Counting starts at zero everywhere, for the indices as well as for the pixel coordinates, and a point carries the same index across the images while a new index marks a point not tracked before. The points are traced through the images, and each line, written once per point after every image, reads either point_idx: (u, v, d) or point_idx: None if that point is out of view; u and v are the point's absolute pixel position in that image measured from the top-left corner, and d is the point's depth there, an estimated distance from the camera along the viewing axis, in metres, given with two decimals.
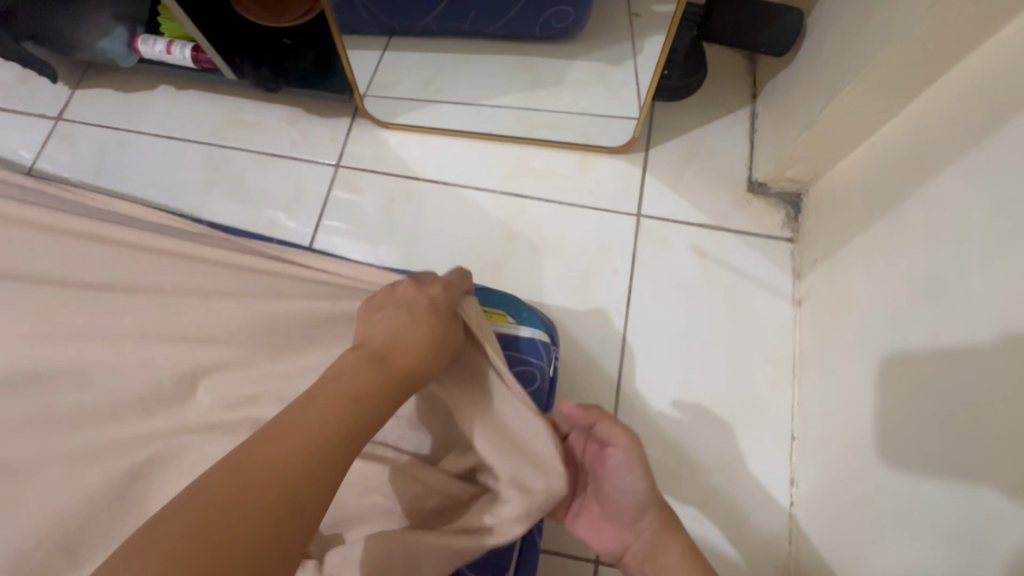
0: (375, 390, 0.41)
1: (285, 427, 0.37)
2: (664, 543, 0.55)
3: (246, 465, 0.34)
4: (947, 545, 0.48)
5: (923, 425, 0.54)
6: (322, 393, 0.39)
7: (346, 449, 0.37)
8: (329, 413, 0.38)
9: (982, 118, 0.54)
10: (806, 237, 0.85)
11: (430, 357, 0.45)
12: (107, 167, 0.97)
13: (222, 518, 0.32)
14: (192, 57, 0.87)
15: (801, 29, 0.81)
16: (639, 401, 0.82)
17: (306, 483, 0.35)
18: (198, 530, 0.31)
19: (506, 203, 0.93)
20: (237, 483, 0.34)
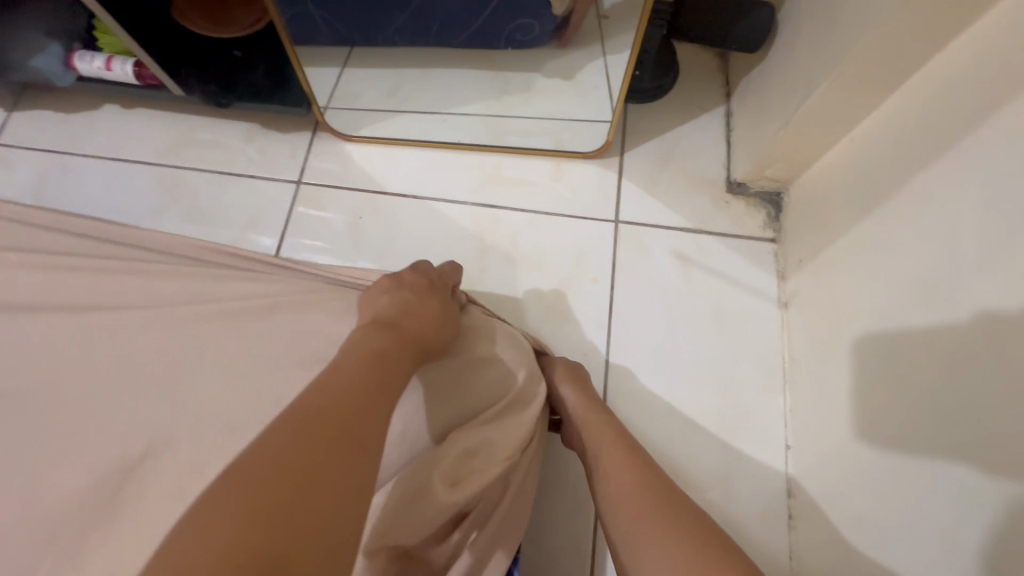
0: (396, 351, 0.48)
1: (336, 379, 0.42)
2: (597, 424, 0.62)
3: (306, 416, 0.38)
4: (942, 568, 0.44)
5: (912, 428, 0.51)
6: (353, 357, 0.45)
7: (386, 398, 0.43)
8: (366, 370, 0.44)
9: (964, 106, 0.51)
10: (788, 236, 0.83)
11: (436, 324, 0.54)
12: (48, 192, 0.90)
13: (300, 458, 0.36)
14: (134, 72, 0.81)
15: (772, 25, 0.79)
16: (625, 415, 0.78)
17: (363, 423, 0.40)
18: (281, 471, 0.34)
19: (477, 214, 0.89)
20: (305, 428, 0.37)
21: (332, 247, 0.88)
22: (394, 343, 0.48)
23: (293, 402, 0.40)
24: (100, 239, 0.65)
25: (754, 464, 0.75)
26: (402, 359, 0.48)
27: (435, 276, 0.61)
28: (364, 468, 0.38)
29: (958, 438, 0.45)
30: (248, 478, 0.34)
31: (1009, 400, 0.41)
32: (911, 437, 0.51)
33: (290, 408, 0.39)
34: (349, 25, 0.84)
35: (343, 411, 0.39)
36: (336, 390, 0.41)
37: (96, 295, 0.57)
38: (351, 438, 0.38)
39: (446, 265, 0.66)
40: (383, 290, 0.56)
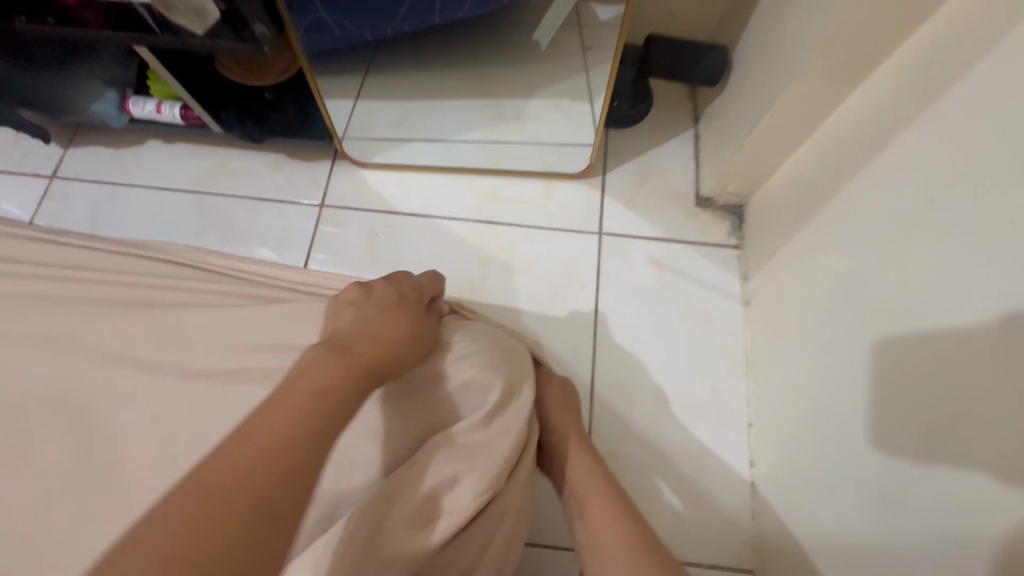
0: (336, 388, 0.43)
1: (254, 428, 0.38)
2: (579, 457, 0.63)
3: (211, 480, 0.36)
4: (874, 504, 0.57)
5: (853, 400, 0.63)
6: (277, 404, 0.40)
7: (311, 455, 0.39)
8: (289, 423, 0.39)
9: (874, 138, 0.64)
10: (748, 243, 0.95)
11: (396, 347, 0.49)
12: (102, 220, 1.02)
13: (196, 527, 0.34)
14: (181, 114, 0.94)
15: (727, 64, 0.94)
16: (612, 402, 0.90)
17: (272, 484, 0.37)
18: (174, 543, 0.33)
19: (479, 230, 1.01)
20: (207, 491, 0.35)
21: (352, 262, 1.00)
22: (332, 378, 0.43)
23: (203, 460, 0.37)
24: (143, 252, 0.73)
25: (724, 440, 0.87)
26: (343, 400, 0.43)
27: (409, 287, 0.56)
28: (275, 532, 0.36)
29: (881, 401, 0.57)
30: (144, 549, 0.33)
31: (913, 370, 0.53)
32: (852, 405, 0.63)
33: (193, 472, 0.36)
34: (366, 55, 0.93)
35: (253, 475, 0.36)
36: (245, 450, 0.37)
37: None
38: (254, 508, 0.36)
39: (426, 277, 0.64)
40: (350, 301, 0.52)
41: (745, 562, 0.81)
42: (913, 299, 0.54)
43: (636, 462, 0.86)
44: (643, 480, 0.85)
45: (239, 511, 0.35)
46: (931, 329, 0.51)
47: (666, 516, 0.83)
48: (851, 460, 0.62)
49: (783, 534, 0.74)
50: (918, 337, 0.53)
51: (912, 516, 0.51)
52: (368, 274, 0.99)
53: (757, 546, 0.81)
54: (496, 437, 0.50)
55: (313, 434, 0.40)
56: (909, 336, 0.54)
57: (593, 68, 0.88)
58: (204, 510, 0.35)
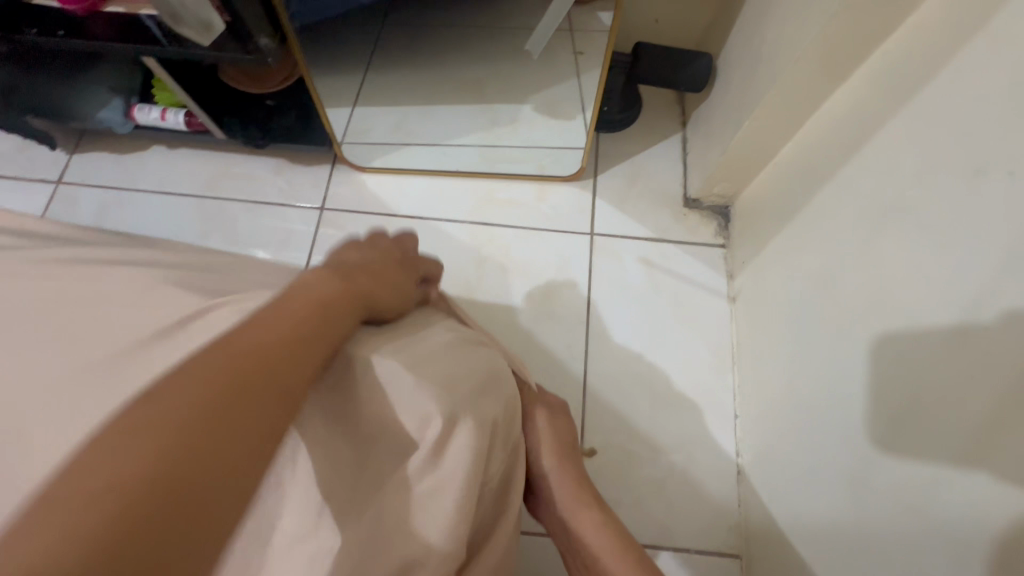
0: (300, 334, 0.42)
1: (236, 336, 0.39)
2: (587, 515, 0.62)
3: (166, 404, 0.34)
4: (854, 488, 0.61)
5: (834, 390, 0.67)
6: (241, 341, 0.39)
7: (271, 403, 0.38)
8: (245, 363, 0.38)
9: (850, 142, 0.68)
10: (734, 242, 0.99)
11: (386, 287, 0.57)
12: (108, 223, 1.05)
13: (190, 414, 0.34)
14: (186, 121, 0.97)
15: (713, 70, 0.96)
16: (605, 396, 0.93)
17: (265, 379, 0.38)
18: (165, 428, 0.33)
19: (475, 231, 1.05)
20: (194, 386, 0.35)
21: None
22: (298, 324, 0.42)
23: (158, 384, 0.35)
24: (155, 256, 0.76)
25: (711, 432, 0.91)
26: (311, 344, 0.42)
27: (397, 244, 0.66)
28: (267, 420, 0.37)
29: (864, 391, 0.61)
30: (82, 464, 0.31)
31: (891, 362, 0.57)
32: (833, 396, 0.67)
33: (148, 393, 0.34)
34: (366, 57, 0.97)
35: (212, 409, 0.35)
36: (204, 379, 0.36)
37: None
38: (207, 445, 0.34)
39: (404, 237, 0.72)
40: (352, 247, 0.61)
41: (733, 548, 0.85)
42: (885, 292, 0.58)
43: (628, 454, 0.90)
44: (636, 471, 0.89)
45: (188, 442, 0.33)
46: (907, 320, 0.55)
47: (657, 506, 0.87)
48: (832, 447, 0.65)
49: (769, 520, 0.78)
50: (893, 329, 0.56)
51: (891, 499, 0.54)
52: None
53: (745, 533, 0.84)
54: (445, 461, 0.45)
55: (273, 381, 0.39)
56: (884, 328, 0.58)
57: (584, 73, 0.92)
58: (157, 435, 0.32)
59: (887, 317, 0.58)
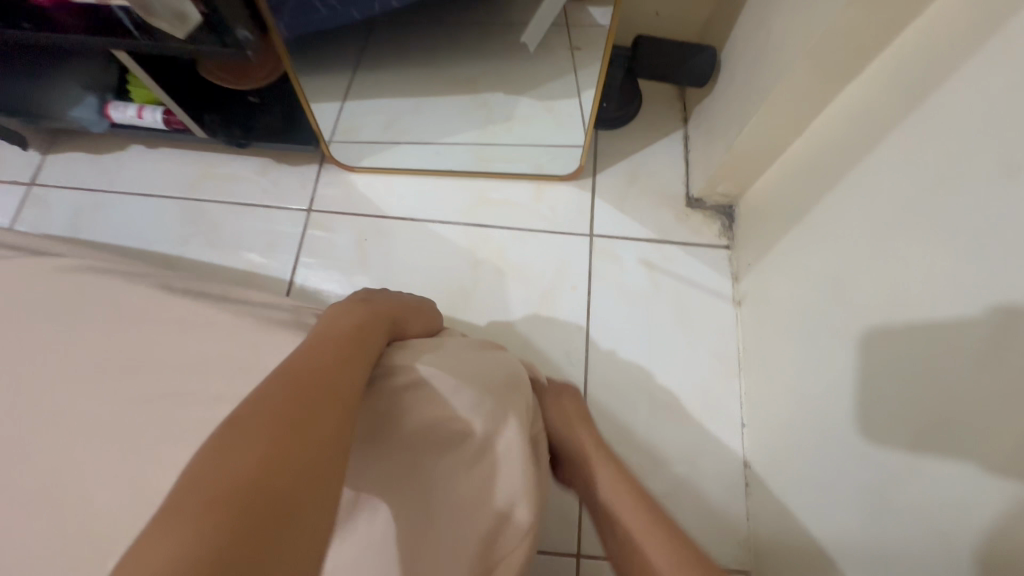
0: (339, 358, 0.46)
1: (299, 361, 0.44)
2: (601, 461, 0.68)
3: (240, 434, 0.36)
4: (867, 507, 0.57)
5: (841, 400, 0.63)
6: (289, 371, 0.42)
7: (332, 414, 0.40)
8: (302, 382, 0.41)
9: (862, 139, 0.64)
10: (739, 243, 0.95)
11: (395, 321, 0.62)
12: (84, 226, 1.00)
13: (287, 425, 0.37)
14: (163, 119, 0.92)
15: (715, 64, 0.92)
16: (605, 405, 0.89)
17: (336, 391, 0.42)
18: (272, 439, 0.36)
19: (469, 233, 1.01)
20: (284, 403, 0.39)
21: (341, 269, 0.99)
22: (337, 347, 0.48)
23: (233, 417, 0.38)
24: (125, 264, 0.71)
25: (716, 442, 0.87)
26: (353, 358, 0.48)
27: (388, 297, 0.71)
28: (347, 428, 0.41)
29: (871, 400, 0.58)
30: (190, 503, 0.32)
31: (902, 373, 0.53)
32: (840, 405, 0.63)
33: (223, 427, 0.37)
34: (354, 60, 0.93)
35: (284, 426, 0.37)
36: (268, 403, 0.38)
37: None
38: (294, 459, 0.36)
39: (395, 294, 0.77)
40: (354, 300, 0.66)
41: (740, 563, 0.81)
42: (902, 298, 0.54)
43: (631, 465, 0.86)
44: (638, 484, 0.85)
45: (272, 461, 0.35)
46: (915, 329, 0.51)
47: None
48: (844, 462, 0.61)
49: (777, 536, 0.74)
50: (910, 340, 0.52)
51: (906, 520, 0.51)
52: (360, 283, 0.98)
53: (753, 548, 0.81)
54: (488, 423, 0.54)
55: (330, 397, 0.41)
56: (900, 336, 0.54)
57: (581, 69, 0.86)
58: (243, 460, 0.34)
59: (900, 326, 0.54)
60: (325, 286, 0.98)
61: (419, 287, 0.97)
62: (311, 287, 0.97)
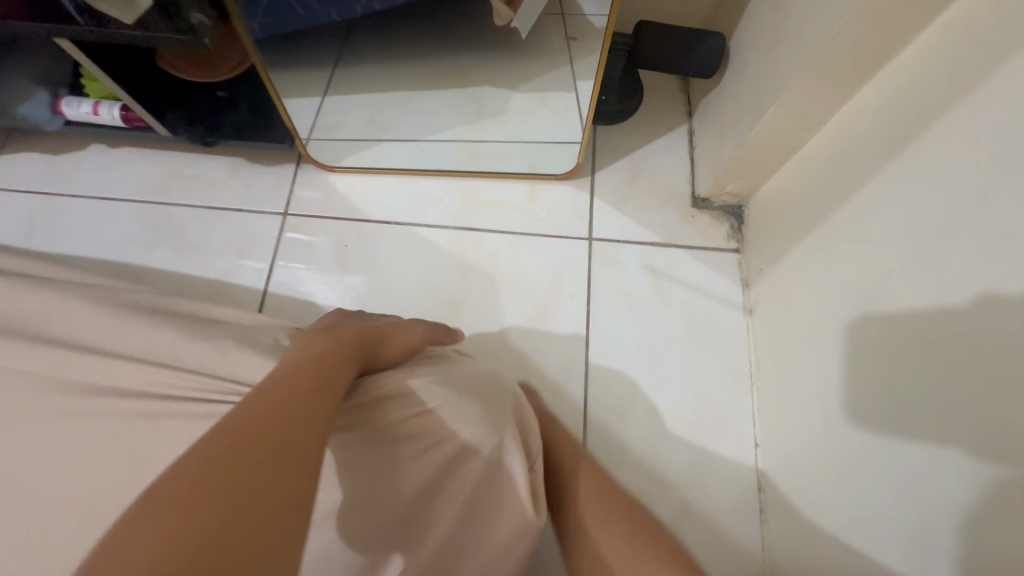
0: (297, 397, 0.42)
1: (254, 399, 0.41)
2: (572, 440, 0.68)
3: (165, 500, 0.32)
4: (903, 552, 0.50)
5: (873, 426, 0.56)
6: (236, 420, 0.38)
7: (284, 472, 0.36)
8: (246, 427, 0.37)
9: (895, 134, 0.57)
10: (749, 246, 0.88)
11: (370, 333, 0.59)
12: (40, 233, 0.92)
13: (219, 475, 0.34)
14: (121, 116, 0.84)
15: (724, 52, 0.85)
16: (607, 423, 0.82)
17: (289, 429, 0.39)
18: (196, 496, 0.33)
19: (458, 237, 0.93)
20: (221, 450, 0.35)
21: (321, 276, 0.91)
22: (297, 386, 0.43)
23: (162, 479, 0.33)
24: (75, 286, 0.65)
25: (726, 462, 0.80)
26: (318, 398, 0.43)
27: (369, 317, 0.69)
28: (298, 470, 0.37)
29: (908, 429, 0.51)
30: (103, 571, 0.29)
31: (949, 403, 0.46)
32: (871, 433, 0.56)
33: (153, 492, 0.33)
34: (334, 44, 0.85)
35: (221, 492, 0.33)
36: (206, 463, 0.34)
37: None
38: (228, 532, 0.32)
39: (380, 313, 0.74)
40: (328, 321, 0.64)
41: None
42: (948, 317, 0.47)
43: (635, 490, 0.79)
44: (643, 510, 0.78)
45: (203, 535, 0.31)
46: (975, 351, 0.44)
47: None
48: (873, 498, 0.54)
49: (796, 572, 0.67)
50: (961, 368, 0.45)
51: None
52: (341, 293, 0.90)
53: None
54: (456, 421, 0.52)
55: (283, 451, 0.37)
56: (946, 362, 0.47)
57: (578, 61, 0.79)
58: (164, 536, 0.31)
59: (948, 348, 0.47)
60: (302, 294, 0.90)
61: (404, 296, 0.90)
62: (293, 284, 0.90)
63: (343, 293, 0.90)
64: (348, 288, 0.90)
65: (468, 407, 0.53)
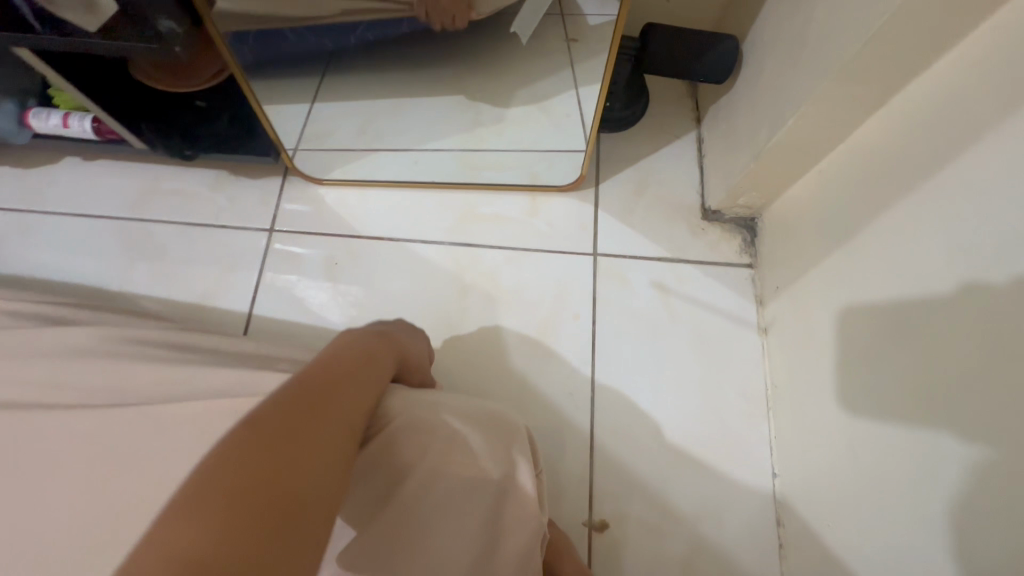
0: (348, 379, 0.45)
1: (311, 373, 0.44)
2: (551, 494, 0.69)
3: (243, 443, 0.35)
4: None
5: (910, 467, 0.51)
6: (296, 391, 0.41)
7: (337, 439, 0.40)
8: (309, 395, 0.41)
9: (933, 149, 0.52)
10: (764, 261, 0.83)
11: (404, 342, 0.61)
12: (9, 253, 0.88)
13: (289, 431, 0.37)
14: (93, 128, 0.80)
15: (737, 56, 0.80)
16: (615, 452, 0.77)
17: (341, 402, 0.43)
18: (272, 443, 0.36)
19: (455, 253, 0.88)
20: (288, 409, 0.39)
21: (309, 294, 0.86)
22: (350, 367, 0.47)
23: (250, 414, 0.37)
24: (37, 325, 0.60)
25: (742, 494, 0.75)
26: (363, 385, 0.47)
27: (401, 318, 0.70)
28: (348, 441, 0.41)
29: (954, 475, 0.46)
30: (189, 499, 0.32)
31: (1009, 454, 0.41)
32: (907, 474, 0.51)
33: (239, 424, 0.36)
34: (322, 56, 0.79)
35: (290, 441, 0.37)
36: (281, 409, 0.38)
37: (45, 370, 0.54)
38: (296, 477, 0.35)
39: None
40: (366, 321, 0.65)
41: None
42: (1008, 359, 0.42)
43: (645, 523, 0.74)
44: (653, 546, 0.73)
45: (273, 473, 0.35)
46: None
47: None
48: (914, 549, 0.50)
49: None
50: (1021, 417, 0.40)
51: None
52: (331, 313, 0.85)
53: None
54: (473, 436, 0.53)
55: (338, 423, 0.41)
56: (1003, 409, 0.42)
57: (579, 65, 0.74)
58: (237, 475, 0.33)
59: (1005, 393, 0.42)
60: (288, 313, 0.85)
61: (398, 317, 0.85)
62: (291, 291, 0.86)
63: (345, 301, 0.86)
64: (346, 297, 0.86)
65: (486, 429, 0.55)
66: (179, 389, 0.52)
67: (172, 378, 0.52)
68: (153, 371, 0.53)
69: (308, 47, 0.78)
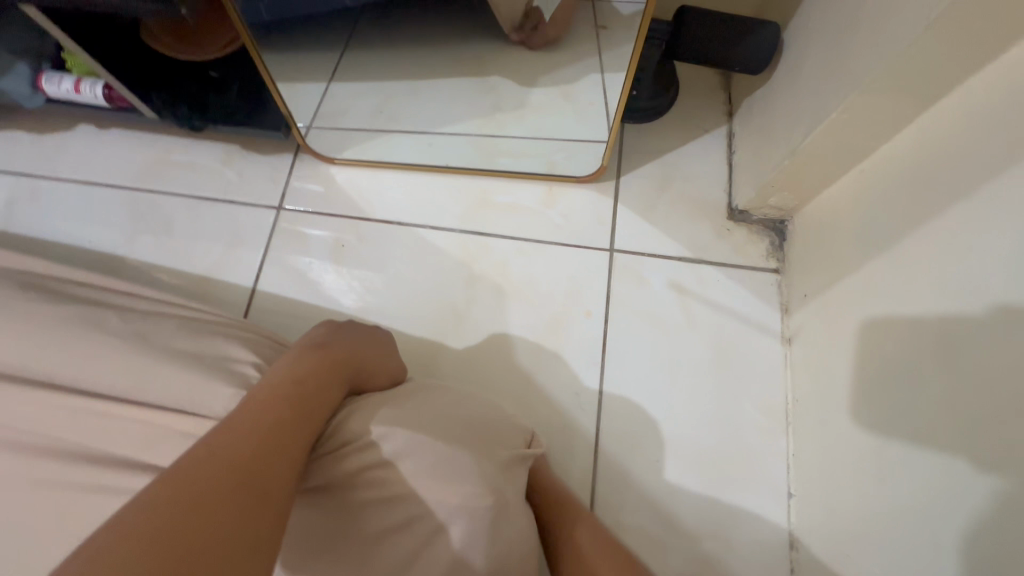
0: (277, 427, 0.41)
1: (233, 428, 0.39)
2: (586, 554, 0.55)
3: (148, 522, 0.30)
4: None
5: (935, 501, 0.47)
6: (213, 450, 0.36)
7: (260, 498, 0.35)
8: (228, 454, 0.36)
9: (991, 152, 0.47)
10: (792, 267, 0.78)
11: (356, 358, 0.57)
12: (17, 217, 0.88)
13: (200, 499, 0.32)
14: (104, 95, 0.80)
15: (777, 45, 0.75)
16: (621, 459, 0.74)
17: (269, 455, 0.38)
18: (184, 514, 0.31)
19: (465, 242, 0.85)
20: (203, 474, 0.34)
21: (315, 276, 0.84)
22: (280, 401, 0.44)
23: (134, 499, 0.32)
24: (34, 282, 0.59)
25: (753, 514, 0.71)
26: (296, 431, 0.42)
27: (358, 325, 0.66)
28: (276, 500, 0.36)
29: (993, 510, 0.41)
30: None
31: None
32: (932, 508, 0.47)
33: (144, 500, 0.32)
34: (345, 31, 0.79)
35: (188, 516, 0.31)
36: (198, 468, 0.34)
37: (31, 334, 0.52)
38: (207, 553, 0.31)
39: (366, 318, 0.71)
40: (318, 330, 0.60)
41: None
42: None
43: (648, 537, 0.70)
44: (656, 561, 0.69)
45: (187, 543, 0.30)
46: None
47: None
48: None
49: None
50: None
51: None
52: (334, 297, 0.82)
53: None
54: (438, 462, 0.47)
55: (255, 478, 0.36)
56: None
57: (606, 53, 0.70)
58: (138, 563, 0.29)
59: None
60: (292, 294, 0.83)
61: (403, 306, 0.82)
62: (300, 269, 0.84)
63: (353, 283, 0.83)
64: (356, 278, 0.83)
65: (454, 454, 0.48)
66: (164, 366, 0.50)
67: (159, 355, 0.50)
68: (143, 344, 0.51)
69: (327, 8, 0.76)
